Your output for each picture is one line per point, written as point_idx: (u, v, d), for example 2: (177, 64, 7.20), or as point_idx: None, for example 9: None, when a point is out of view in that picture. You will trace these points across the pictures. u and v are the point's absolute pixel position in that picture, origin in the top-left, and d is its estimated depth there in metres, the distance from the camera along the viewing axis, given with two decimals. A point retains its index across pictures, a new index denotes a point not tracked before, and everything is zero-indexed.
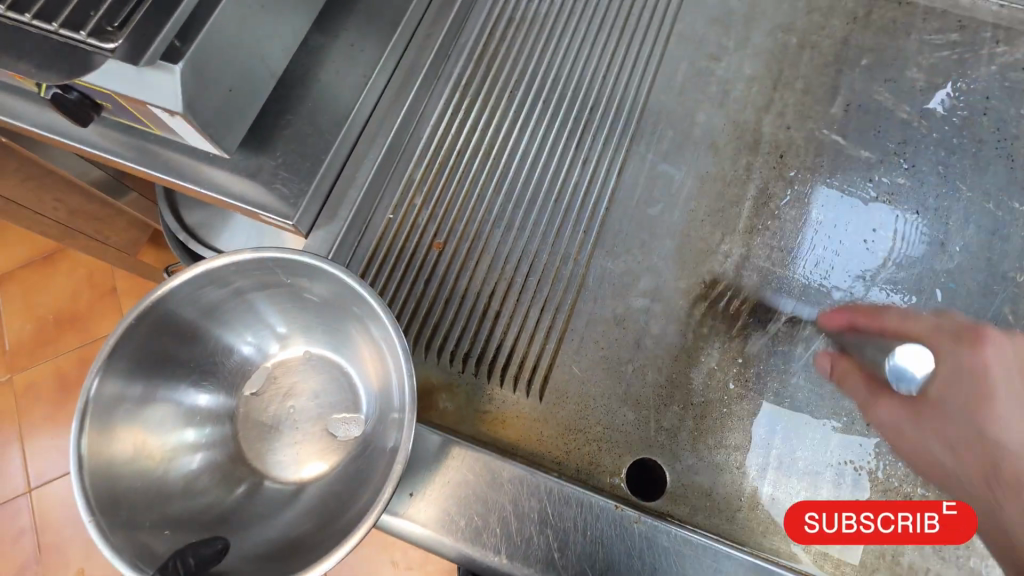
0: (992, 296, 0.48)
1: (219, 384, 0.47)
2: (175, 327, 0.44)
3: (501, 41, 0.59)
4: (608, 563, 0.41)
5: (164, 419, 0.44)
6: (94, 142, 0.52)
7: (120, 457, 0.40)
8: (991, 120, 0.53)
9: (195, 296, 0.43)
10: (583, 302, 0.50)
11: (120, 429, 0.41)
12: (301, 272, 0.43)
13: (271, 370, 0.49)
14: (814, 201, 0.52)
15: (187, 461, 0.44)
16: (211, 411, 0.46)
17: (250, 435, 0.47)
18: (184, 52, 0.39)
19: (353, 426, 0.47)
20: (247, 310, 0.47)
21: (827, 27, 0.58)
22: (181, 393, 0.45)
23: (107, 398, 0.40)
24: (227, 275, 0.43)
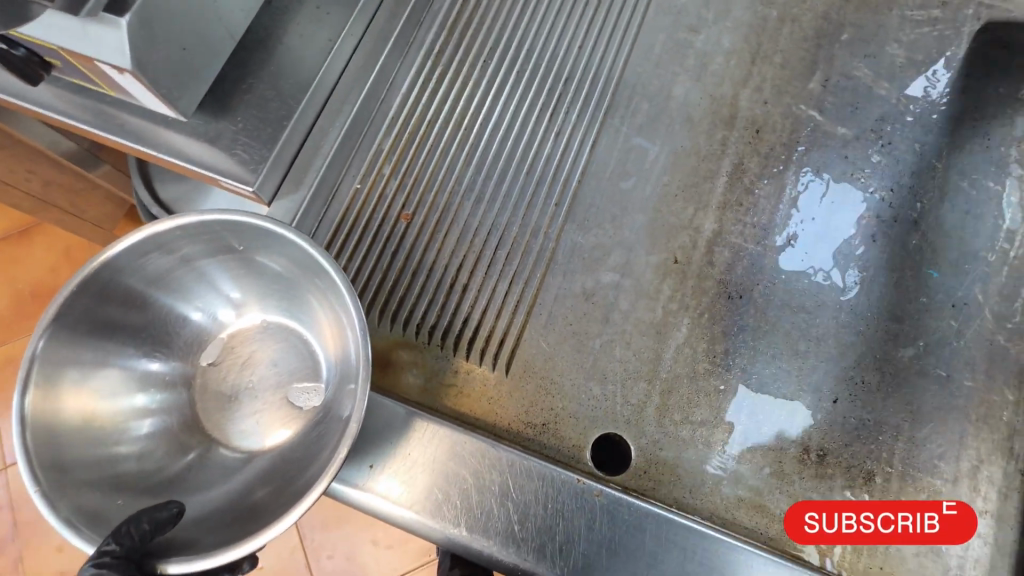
0: (963, 275, 0.48)
1: (173, 353, 0.46)
2: (122, 296, 0.42)
3: (474, 8, 0.57)
4: (570, 535, 0.41)
5: (115, 384, 0.43)
6: (48, 104, 0.50)
7: (68, 421, 0.39)
8: (969, 98, 0.53)
9: (142, 262, 0.42)
10: (552, 276, 0.49)
11: (65, 395, 0.40)
12: (251, 235, 0.42)
13: (228, 340, 0.48)
14: (795, 181, 0.51)
15: (135, 426, 0.42)
16: (166, 378, 0.45)
17: (207, 405, 0.46)
18: (130, 4, 0.37)
19: (314, 395, 0.46)
20: (200, 278, 0.46)
21: (808, 1, 0.57)
22: (132, 359, 0.44)
23: (51, 361, 0.39)
24: (175, 240, 0.42)
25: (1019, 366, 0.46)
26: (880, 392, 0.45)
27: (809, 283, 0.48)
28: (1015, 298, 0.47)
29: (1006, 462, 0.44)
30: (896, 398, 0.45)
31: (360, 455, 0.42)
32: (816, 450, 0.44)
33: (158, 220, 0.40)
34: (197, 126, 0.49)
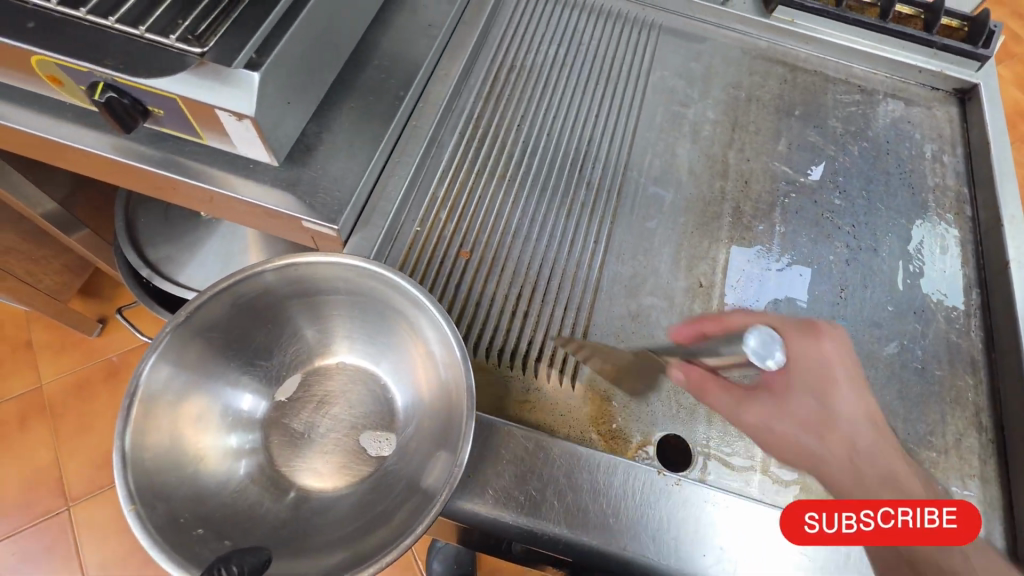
0: (917, 288, 0.60)
1: (261, 387, 0.49)
2: (232, 320, 0.45)
3: (508, 82, 0.67)
4: (658, 523, 0.45)
5: (205, 419, 0.45)
6: (121, 154, 0.52)
7: (163, 449, 0.41)
8: (893, 158, 0.69)
9: (258, 295, 0.45)
10: (600, 301, 0.56)
11: (164, 424, 0.41)
12: (364, 279, 0.45)
13: (310, 377, 0.52)
14: (735, 252, 0.61)
15: (229, 463, 0.45)
16: (250, 416, 0.48)
17: (281, 435, 0.49)
18: (260, 64, 0.43)
19: (387, 447, 0.48)
20: (299, 314, 0.49)
21: (765, 86, 0.72)
22: (228, 393, 0.47)
23: (154, 389, 0.41)
24: (288, 280, 0.46)
25: (971, 357, 0.58)
26: (877, 383, 0.55)
27: (806, 298, 0.59)
28: (955, 305, 0.60)
29: (977, 432, 0.54)
30: (890, 388, 0.55)
31: None
32: None
33: (288, 255, 0.44)
34: (276, 174, 0.53)
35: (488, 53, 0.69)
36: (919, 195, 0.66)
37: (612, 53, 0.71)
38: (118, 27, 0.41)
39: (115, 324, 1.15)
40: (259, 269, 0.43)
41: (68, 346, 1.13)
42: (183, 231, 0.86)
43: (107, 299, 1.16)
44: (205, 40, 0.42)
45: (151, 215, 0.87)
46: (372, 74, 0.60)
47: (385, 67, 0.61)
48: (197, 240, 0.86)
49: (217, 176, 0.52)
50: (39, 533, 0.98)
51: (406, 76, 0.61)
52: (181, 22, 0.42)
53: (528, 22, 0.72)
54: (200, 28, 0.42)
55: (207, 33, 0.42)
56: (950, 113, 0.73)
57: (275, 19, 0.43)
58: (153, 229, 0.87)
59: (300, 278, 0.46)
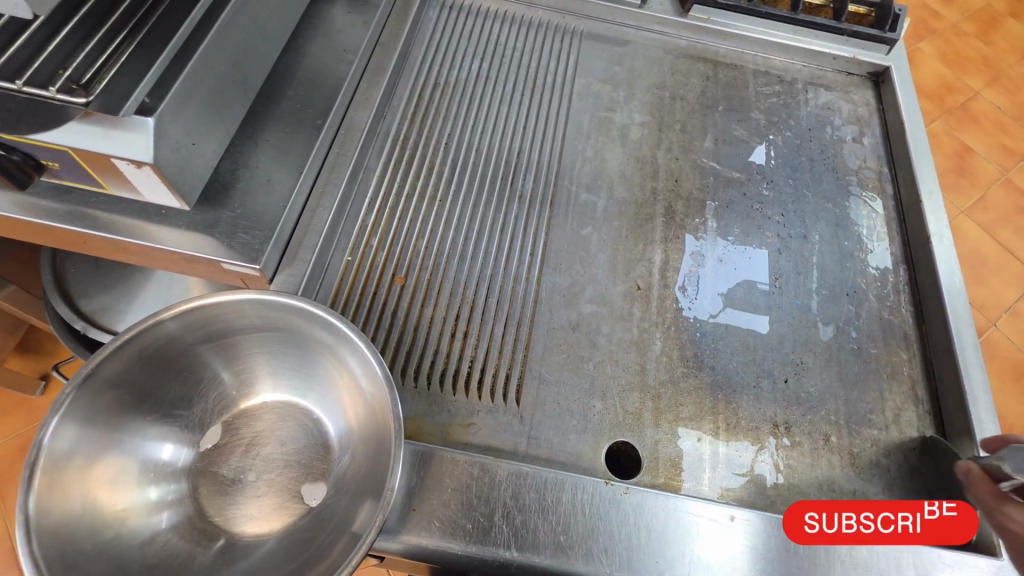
0: (848, 270, 0.62)
1: (179, 437, 0.47)
2: (142, 370, 0.44)
3: (430, 101, 0.67)
4: (610, 535, 0.45)
5: (120, 475, 0.43)
6: (22, 212, 0.49)
7: (74, 513, 0.39)
8: (816, 145, 0.71)
9: (168, 340, 0.44)
10: (540, 314, 0.56)
11: (73, 488, 0.39)
12: (278, 314, 0.45)
13: (235, 419, 0.49)
14: (688, 250, 0.61)
15: (152, 517, 0.43)
16: (173, 466, 0.46)
17: (211, 484, 0.46)
18: (154, 109, 0.41)
19: (322, 485, 0.46)
20: (214, 356, 0.48)
21: (688, 84, 0.74)
22: (144, 447, 0.45)
23: (60, 450, 0.39)
24: (202, 319, 0.44)
25: (903, 332, 0.59)
26: (816, 367, 0.56)
27: (743, 290, 0.60)
28: (885, 283, 0.62)
29: (915, 406, 0.56)
30: (828, 370, 0.56)
31: (403, 498, 0.44)
32: (783, 424, 0.53)
33: (191, 299, 0.43)
34: (192, 216, 0.51)
35: (409, 73, 0.68)
36: (842, 178, 0.68)
37: (535, 63, 0.72)
38: None
39: (58, 380, 1.09)
40: (163, 315, 0.42)
41: (9, 409, 1.07)
42: (115, 279, 0.82)
43: (47, 356, 1.10)
44: (90, 89, 0.40)
45: (80, 265, 0.83)
46: (288, 105, 0.59)
47: (302, 96, 0.60)
48: (131, 286, 0.82)
49: (129, 225, 0.50)
50: None
51: (324, 104, 0.60)
52: (62, 73, 0.40)
53: (448, 39, 0.71)
54: (86, 77, 0.40)
55: (95, 83, 0.40)
56: (866, 96, 0.76)
57: (168, 60, 0.42)
58: (84, 279, 0.82)
59: (211, 319, 0.45)
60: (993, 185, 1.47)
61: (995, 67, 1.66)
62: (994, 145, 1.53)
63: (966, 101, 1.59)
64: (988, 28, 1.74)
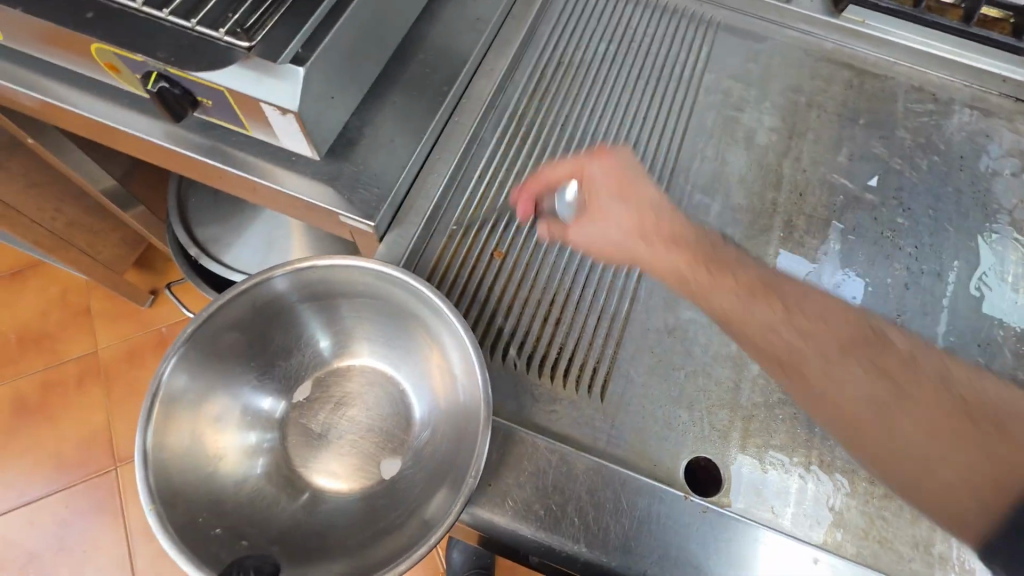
0: (984, 319, 0.56)
1: (277, 386, 0.50)
2: (252, 320, 0.46)
3: (552, 78, 0.65)
4: (682, 549, 0.44)
5: (223, 419, 0.46)
6: (172, 141, 0.53)
7: (183, 449, 0.42)
8: (966, 175, 0.64)
9: (278, 295, 0.46)
10: (636, 312, 0.54)
11: (184, 424, 0.43)
12: (382, 283, 0.46)
13: (327, 376, 0.52)
14: (804, 268, 0.58)
15: (246, 462, 0.46)
16: (270, 415, 0.49)
17: (300, 434, 0.49)
18: (306, 59, 0.43)
19: (398, 459, 0.48)
20: (314, 315, 0.50)
21: (829, 91, 0.68)
22: (246, 397, 0.48)
23: (175, 390, 0.42)
24: (309, 279, 0.46)
25: None
26: None
27: None
28: None
29: None
30: None
31: (481, 471, 0.45)
32: None
33: (304, 258, 0.45)
34: (318, 166, 0.53)
35: (535, 47, 0.67)
36: (992, 216, 0.61)
37: (665, 51, 0.68)
38: (170, 18, 0.41)
39: (165, 297, 1.19)
40: (277, 271, 0.44)
41: (121, 316, 1.18)
42: (229, 213, 0.88)
43: (159, 273, 1.20)
44: (253, 33, 0.41)
45: (201, 196, 0.90)
46: (417, 68, 0.60)
47: (430, 61, 0.60)
48: (242, 222, 0.88)
49: (261, 167, 0.53)
50: (86, 492, 1.04)
51: (451, 70, 0.60)
52: (230, 16, 0.42)
53: (579, 17, 0.69)
54: (250, 21, 0.42)
55: (258, 28, 0.42)
56: None
57: (323, 12, 0.43)
58: (203, 210, 0.89)
59: (317, 281, 0.47)
60: None
61: None
62: None
63: None
64: None
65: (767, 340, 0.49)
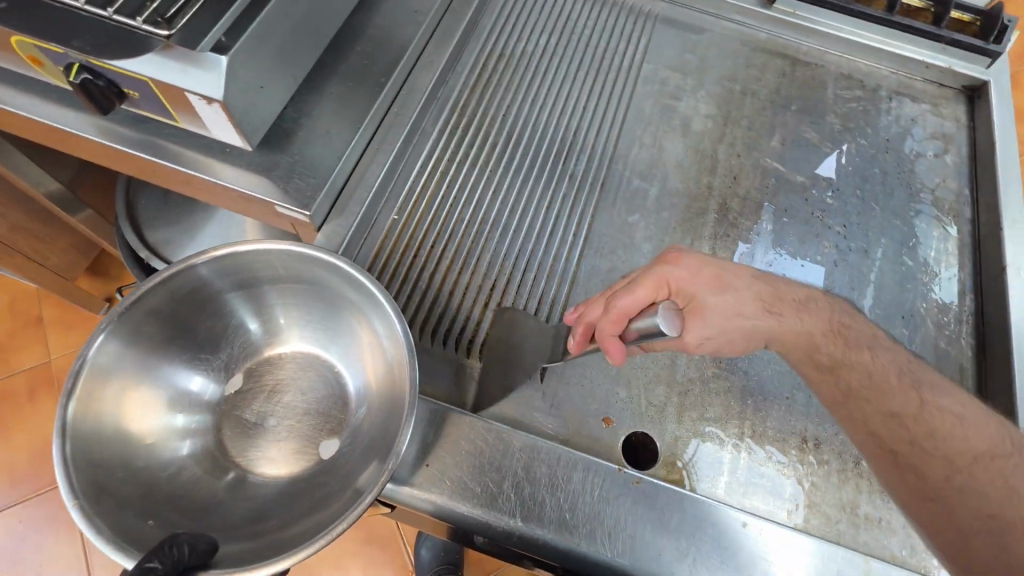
0: (908, 292, 0.58)
1: (209, 373, 0.50)
2: (177, 308, 0.46)
3: (493, 70, 0.66)
4: (616, 520, 0.45)
5: (150, 399, 0.45)
6: (103, 135, 0.53)
7: (106, 426, 0.41)
8: (892, 157, 0.66)
9: (205, 283, 0.46)
10: (575, 295, 0.55)
11: (107, 402, 0.42)
12: (308, 266, 0.46)
13: (258, 366, 0.52)
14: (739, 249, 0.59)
15: (174, 443, 0.46)
16: (200, 398, 0.49)
17: (235, 425, 0.49)
18: (230, 47, 0.43)
19: (336, 438, 0.48)
20: (243, 302, 0.50)
21: (762, 79, 0.70)
22: (176, 376, 0.48)
23: (99, 367, 0.42)
24: (235, 266, 0.46)
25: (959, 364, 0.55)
26: None
27: None
28: (947, 310, 0.58)
29: None
30: None
31: (419, 453, 0.46)
32: (812, 439, 0.51)
33: (224, 245, 0.45)
34: (254, 157, 0.53)
35: (476, 40, 0.68)
36: (916, 195, 0.64)
37: (604, 43, 0.70)
38: (88, 7, 0.41)
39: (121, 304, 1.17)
40: (199, 258, 0.44)
41: (74, 324, 1.15)
42: (179, 214, 0.87)
43: (114, 280, 1.18)
44: (174, 22, 0.41)
45: (150, 197, 0.88)
46: (355, 60, 0.60)
47: (369, 53, 0.61)
48: (193, 222, 0.87)
49: (195, 160, 0.53)
50: (40, 504, 1.01)
51: (390, 62, 0.61)
52: (150, 5, 0.42)
53: (520, 10, 0.71)
54: (171, 11, 0.42)
55: (179, 17, 0.41)
56: (956, 111, 0.71)
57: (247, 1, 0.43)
58: (152, 211, 0.88)
59: (243, 267, 0.47)
60: None
61: None
62: None
63: None
64: None
65: (920, 469, 0.43)
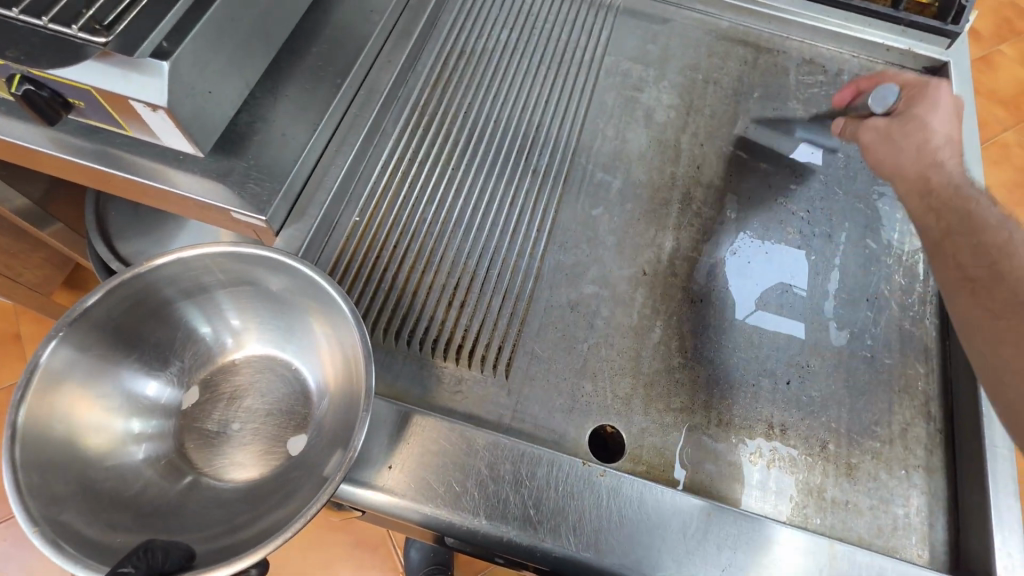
0: (872, 274, 0.59)
1: (168, 382, 0.49)
2: (127, 319, 0.45)
3: (453, 67, 0.66)
4: (580, 514, 0.45)
5: (105, 405, 0.45)
6: (54, 147, 0.52)
7: (60, 434, 0.41)
8: None
9: (155, 289, 0.46)
10: (540, 290, 0.55)
11: (59, 408, 0.42)
12: (254, 267, 0.46)
13: (215, 374, 0.51)
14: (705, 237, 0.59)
15: (129, 447, 0.45)
16: (155, 401, 0.48)
17: (197, 438, 0.48)
18: (171, 53, 0.42)
19: (303, 434, 0.48)
20: (196, 308, 0.49)
21: (725, 67, 0.70)
22: (129, 381, 0.47)
23: (51, 372, 0.41)
24: (183, 271, 0.46)
25: (924, 345, 0.56)
26: (823, 371, 0.54)
27: (755, 285, 0.57)
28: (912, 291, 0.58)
29: (926, 424, 0.52)
30: (836, 375, 0.53)
31: (382, 456, 0.45)
32: (778, 425, 0.51)
33: (168, 251, 0.44)
34: (208, 164, 0.53)
35: (435, 38, 0.67)
36: (880, 177, 0.64)
37: (565, 37, 0.70)
38: (21, 18, 0.40)
39: None
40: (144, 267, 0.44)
41: None
42: (148, 225, 0.86)
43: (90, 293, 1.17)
44: (112, 29, 0.40)
45: (119, 209, 0.88)
46: (311, 62, 0.60)
47: (325, 55, 0.60)
48: (161, 232, 0.86)
49: (147, 168, 0.52)
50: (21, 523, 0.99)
51: (347, 63, 0.60)
52: (86, 13, 0.41)
53: (480, 6, 0.70)
54: (109, 18, 0.41)
55: (116, 23, 0.41)
56: None
57: (187, 4, 0.43)
58: (121, 222, 0.87)
59: (192, 273, 0.46)
60: None
61: None
62: None
63: None
64: None
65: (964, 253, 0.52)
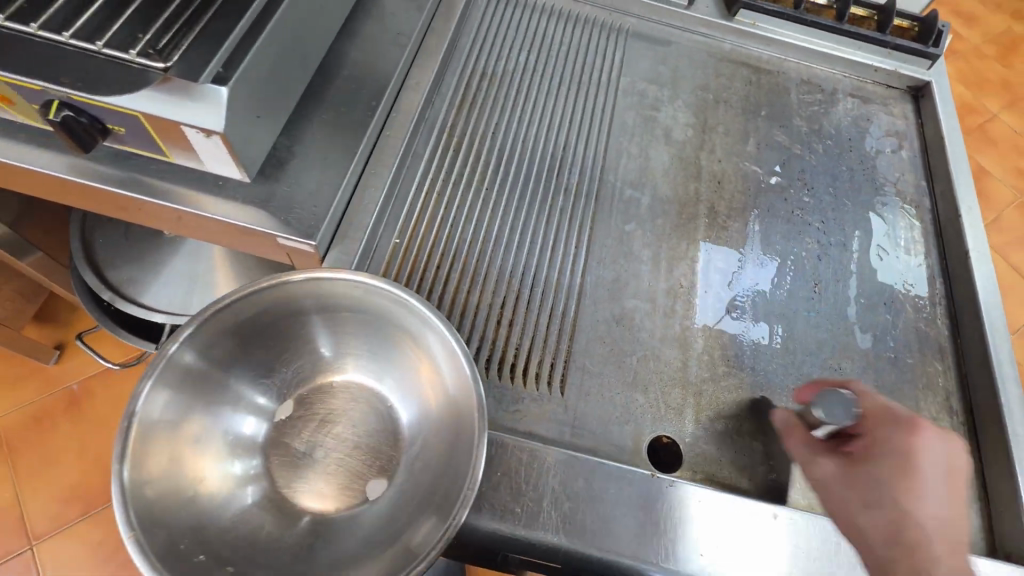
0: (886, 280, 0.63)
1: (259, 410, 0.49)
2: (231, 339, 0.46)
3: (478, 88, 0.67)
4: (654, 526, 0.45)
5: (206, 449, 0.45)
6: (79, 175, 0.49)
7: (163, 479, 0.41)
8: (855, 155, 0.71)
9: (256, 313, 0.46)
10: (584, 306, 0.56)
11: (162, 457, 0.42)
12: (362, 296, 0.46)
13: (310, 394, 0.51)
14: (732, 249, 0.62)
15: (233, 488, 0.45)
16: (252, 439, 0.48)
17: (283, 457, 0.49)
18: (228, 78, 0.41)
19: (383, 480, 0.47)
20: (295, 333, 0.50)
21: (731, 87, 0.74)
22: (227, 420, 0.47)
23: (150, 420, 0.41)
24: (289, 295, 0.46)
25: (938, 344, 0.60)
26: (854, 372, 0.57)
27: (783, 293, 0.60)
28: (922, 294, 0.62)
29: (948, 418, 0.56)
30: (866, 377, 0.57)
31: None
32: None
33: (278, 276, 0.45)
34: (248, 190, 0.51)
35: (457, 59, 0.68)
36: (881, 189, 0.69)
37: (582, 59, 0.72)
38: (73, 42, 0.39)
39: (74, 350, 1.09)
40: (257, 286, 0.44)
41: (23, 377, 1.06)
42: (145, 251, 0.82)
43: (63, 325, 1.10)
44: (167, 54, 0.39)
45: (110, 235, 0.83)
46: (342, 85, 0.59)
47: (355, 77, 0.60)
48: (159, 258, 0.82)
49: (184, 195, 0.50)
50: None
51: (377, 86, 0.60)
52: (141, 36, 0.40)
53: (497, 29, 0.72)
54: (163, 42, 0.40)
55: (173, 48, 0.40)
56: (905, 109, 0.76)
57: (242, 31, 0.42)
58: (114, 250, 0.82)
59: (298, 296, 0.47)
60: (1007, 208, 1.48)
61: (1014, 90, 1.67)
62: (1010, 168, 1.54)
63: (986, 121, 1.60)
64: (1010, 53, 1.73)
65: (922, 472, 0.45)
